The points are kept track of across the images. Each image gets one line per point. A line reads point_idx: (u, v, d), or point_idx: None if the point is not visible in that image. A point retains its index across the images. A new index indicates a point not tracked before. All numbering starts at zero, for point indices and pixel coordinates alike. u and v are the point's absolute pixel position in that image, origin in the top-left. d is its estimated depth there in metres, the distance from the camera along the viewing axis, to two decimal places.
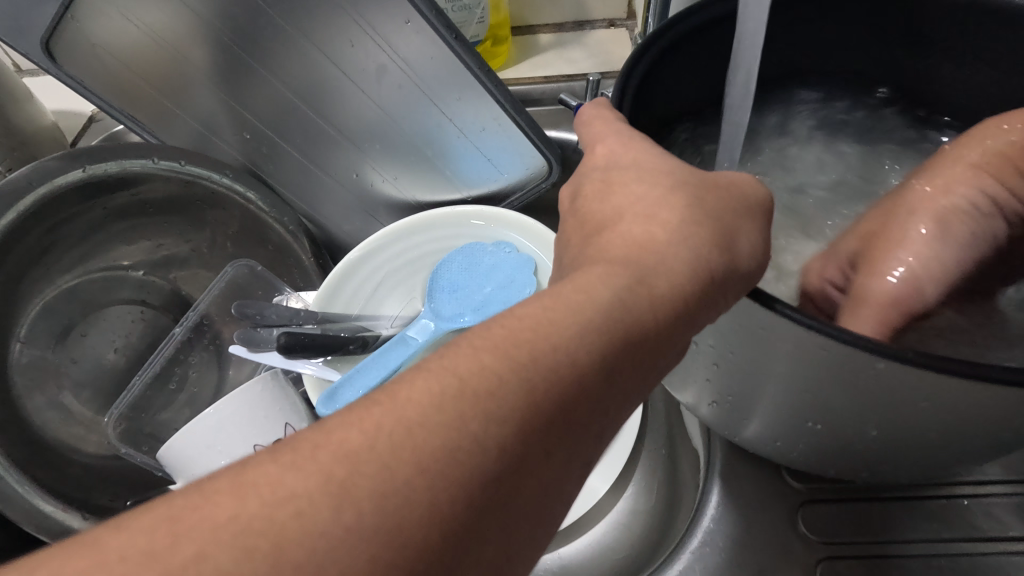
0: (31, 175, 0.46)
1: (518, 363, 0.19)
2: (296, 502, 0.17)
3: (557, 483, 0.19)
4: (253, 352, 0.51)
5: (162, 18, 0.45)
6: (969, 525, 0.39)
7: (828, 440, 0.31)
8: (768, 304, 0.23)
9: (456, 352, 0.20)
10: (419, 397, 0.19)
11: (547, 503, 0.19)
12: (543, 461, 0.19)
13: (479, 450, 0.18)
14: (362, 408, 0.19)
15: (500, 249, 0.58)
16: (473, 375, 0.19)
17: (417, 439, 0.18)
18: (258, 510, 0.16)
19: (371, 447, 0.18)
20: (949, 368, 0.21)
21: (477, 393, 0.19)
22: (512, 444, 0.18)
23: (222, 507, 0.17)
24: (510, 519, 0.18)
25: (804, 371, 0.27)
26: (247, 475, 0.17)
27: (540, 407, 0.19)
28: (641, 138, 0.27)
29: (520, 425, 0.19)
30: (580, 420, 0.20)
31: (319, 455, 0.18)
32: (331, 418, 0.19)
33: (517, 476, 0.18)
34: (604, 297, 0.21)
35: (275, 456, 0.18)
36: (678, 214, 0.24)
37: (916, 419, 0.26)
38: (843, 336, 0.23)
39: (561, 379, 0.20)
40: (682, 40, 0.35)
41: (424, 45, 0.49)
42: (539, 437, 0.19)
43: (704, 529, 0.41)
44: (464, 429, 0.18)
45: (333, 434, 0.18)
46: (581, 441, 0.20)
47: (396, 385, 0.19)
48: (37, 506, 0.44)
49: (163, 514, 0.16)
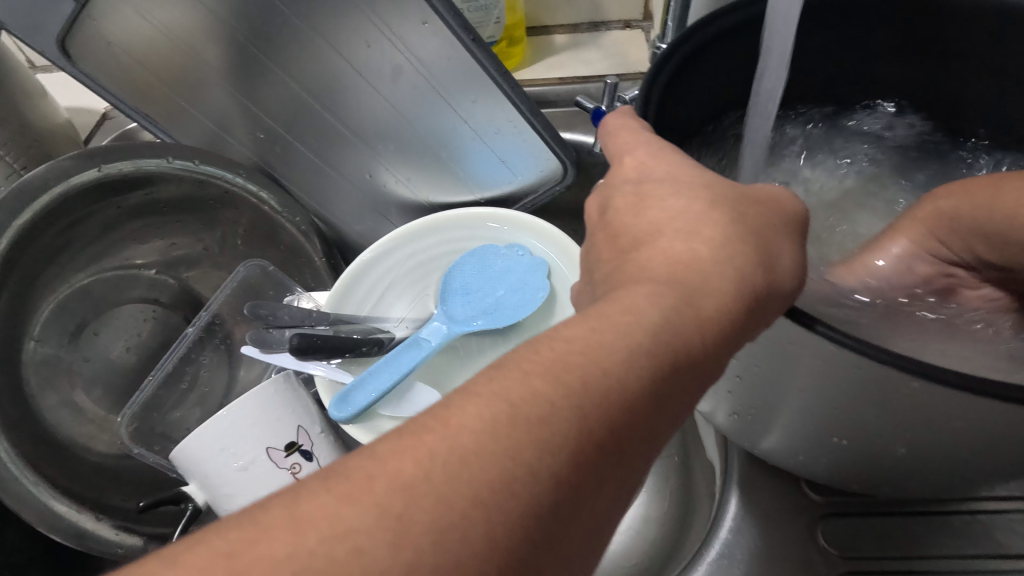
0: (47, 174, 0.46)
1: (570, 389, 0.19)
2: (354, 538, 0.16)
3: (606, 511, 0.19)
4: (265, 353, 0.50)
5: (178, 15, 0.44)
6: (990, 541, 0.39)
7: (855, 456, 0.31)
8: (808, 326, 0.23)
9: (505, 375, 0.20)
10: (471, 423, 0.18)
11: (597, 531, 0.19)
12: (592, 488, 0.19)
13: (534, 479, 0.18)
14: (412, 433, 0.19)
15: (514, 251, 0.57)
16: (524, 400, 0.19)
17: (472, 470, 0.18)
18: (316, 546, 0.16)
19: (427, 477, 0.17)
20: (993, 391, 0.21)
21: (529, 421, 0.18)
22: (566, 473, 0.18)
23: (279, 542, 0.16)
24: (564, 549, 0.18)
25: (837, 390, 0.26)
26: (301, 506, 0.17)
27: (590, 433, 0.19)
28: (671, 149, 0.27)
29: (574, 453, 0.18)
30: (630, 447, 0.19)
31: (376, 486, 0.17)
32: (379, 444, 0.19)
33: (569, 506, 0.18)
34: (652, 318, 0.21)
35: (327, 485, 0.18)
36: (722, 231, 0.23)
37: (951, 440, 0.26)
38: (884, 357, 0.22)
39: (612, 405, 0.19)
40: (708, 46, 0.34)
41: (441, 46, 0.49)
42: (591, 465, 0.19)
43: (722, 540, 0.40)
44: (517, 459, 0.18)
45: (386, 463, 0.18)
46: (630, 468, 0.20)
47: (445, 409, 0.19)
48: (50, 506, 0.44)
49: (215, 548, 0.16)
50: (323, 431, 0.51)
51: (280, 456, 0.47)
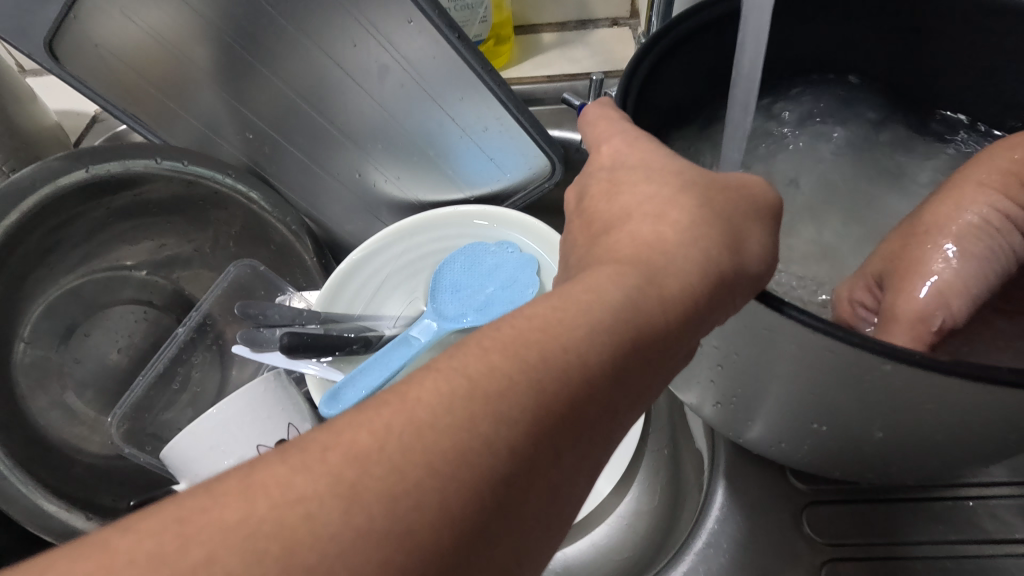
0: (34, 175, 0.46)
1: (528, 364, 0.19)
2: (305, 504, 0.17)
3: (565, 483, 0.19)
4: (256, 352, 0.51)
5: (164, 17, 0.45)
6: (974, 527, 0.39)
7: (834, 442, 0.31)
8: (778, 309, 0.23)
9: (465, 352, 0.20)
10: (428, 397, 0.19)
11: (556, 503, 0.19)
12: (551, 463, 0.19)
13: (489, 449, 0.18)
14: (370, 408, 0.19)
15: (503, 249, 0.57)
16: (482, 375, 0.19)
17: (426, 441, 0.18)
18: (267, 512, 0.16)
19: (381, 448, 0.18)
20: (957, 369, 0.21)
21: (487, 394, 0.19)
22: (522, 446, 0.18)
23: (229, 509, 0.16)
24: (519, 519, 0.18)
25: (811, 374, 0.26)
26: (256, 475, 0.17)
27: (549, 407, 0.19)
28: (646, 137, 0.27)
29: (531, 425, 0.19)
30: (589, 422, 0.20)
31: (330, 457, 0.18)
32: (338, 419, 0.19)
33: (526, 477, 0.18)
34: (613, 295, 0.21)
35: (283, 456, 0.18)
36: (689, 213, 0.23)
37: (922, 422, 0.26)
38: (851, 337, 0.22)
39: (570, 379, 0.19)
40: (686, 39, 0.34)
41: (426, 44, 0.49)
42: (547, 438, 0.19)
43: (708, 530, 0.41)
44: (473, 431, 0.18)
45: (341, 435, 0.18)
46: (591, 441, 0.20)
47: (405, 385, 0.19)
48: (39, 505, 0.44)
49: (170, 518, 0.16)
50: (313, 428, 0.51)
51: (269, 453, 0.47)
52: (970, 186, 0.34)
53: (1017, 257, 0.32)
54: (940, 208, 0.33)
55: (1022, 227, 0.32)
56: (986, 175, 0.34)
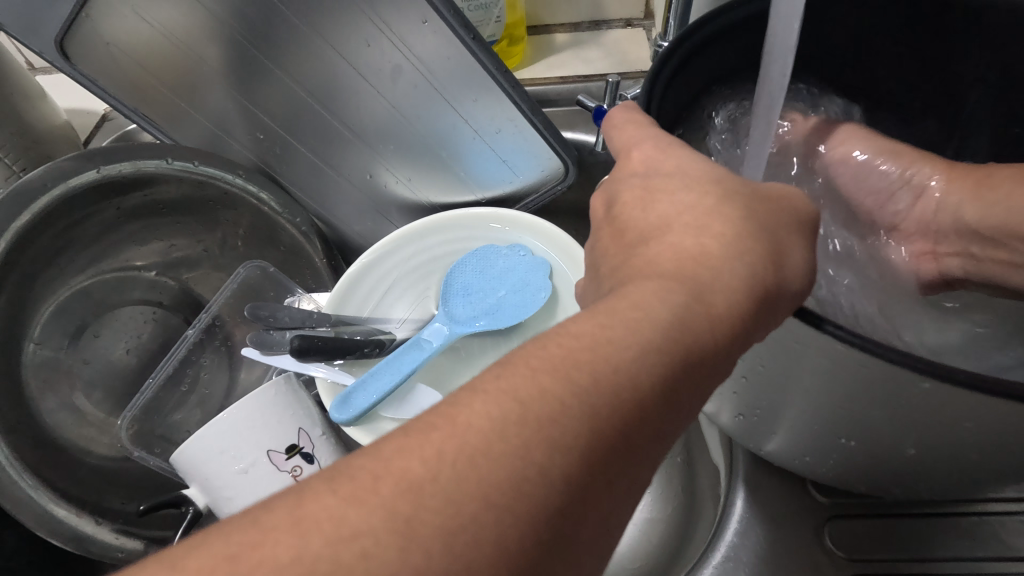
0: (45, 176, 0.46)
1: (579, 387, 0.19)
2: (360, 541, 0.16)
3: (618, 509, 0.19)
4: (266, 354, 0.50)
5: (176, 16, 0.44)
6: (998, 543, 0.38)
7: (864, 457, 0.30)
8: (817, 325, 0.22)
9: (512, 372, 0.19)
10: (479, 423, 0.18)
11: (608, 530, 0.19)
12: (605, 489, 0.18)
13: (544, 479, 0.17)
14: (419, 433, 0.18)
15: (515, 251, 0.57)
16: (534, 399, 0.18)
17: (480, 470, 0.17)
18: (321, 548, 0.16)
19: (435, 478, 0.17)
20: (1015, 391, 0.21)
21: (539, 420, 0.18)
22: (577, 474, 0.18)
23: (283, 546, 0.16)
24: (575, 549, 0.18)
25: (847, 390, 0.26)
26: (305, 507, 0.17)
27: (602, 433, 0.18)
28: (678, 144, 0.26)
29: (585, 452, 0.18)
30: (642, 445, 0.19)
31: (381, 488, 0.17)
32: (386, 443, 0.18)
33: (582, 505, 0.18)
34: (663, 314, 0.20)
35: (332, 486, 0.17)
36: (733, 226, 0.23)
37: (960, 442, 0.25)
38: (898, 356, 0.22)
39: (622, 402, 0.19)
40: (710, 40, 0.33)
41: (440, 45, 0.48)
42: (602, 464, 0.18)
43: (726, 542, 0.40)
44: (528, 459, 0.18)
45: (391, 463, 0.18)
46: (643, 465, 0.19)
47: (452, 408, 0.19)
48: (50, 510, 0.43)
49: (188, 552, 0.16)
50: (325, 433, 0.50)
51: (280, 458, 0.46)
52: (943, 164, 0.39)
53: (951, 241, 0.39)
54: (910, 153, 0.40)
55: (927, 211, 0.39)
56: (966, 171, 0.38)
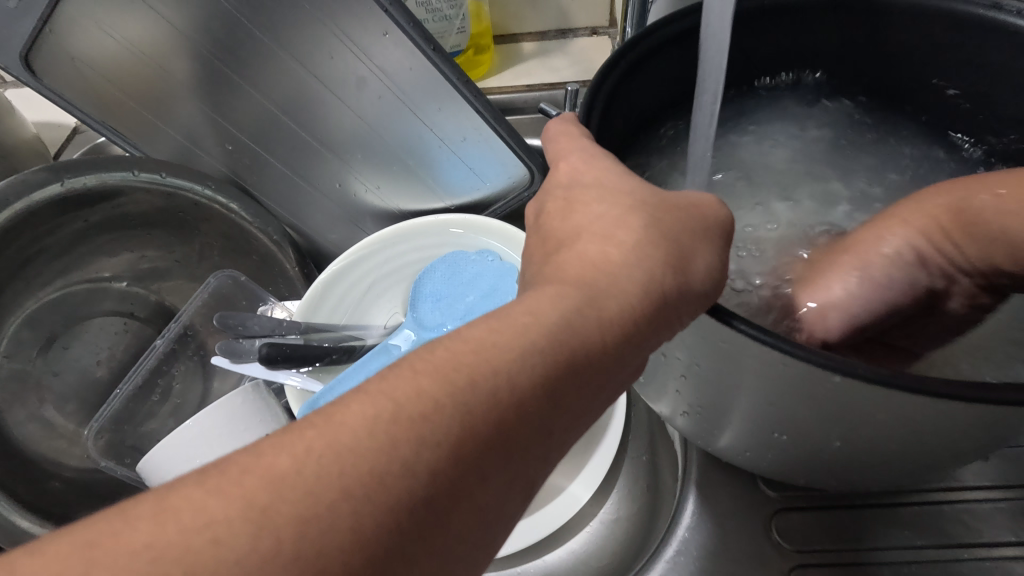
0: (8, 189, 0.46)
1: (456, 387, 0.20)
2: (214, 529, 0.17)
3: (491, 504, 0.20)
4: (235, 363, 0.51)
5: (141, 30, 0.45)
6: (941, 532, 0.39)
7: (795, 451, 0.32)
8: (727, 322, 0.23)
9: (397, 374, 0.21)
10: (352, 420, 0.19)
11: (480, 525, 0.20)
12: (476, 483, 0.19)
13: (409, 473, 0.18)
14: (296, 431, 0.19)
15: (483, 257, 0.57)
16: (411, 399, 0.20)
17: (347, 464, 0.18)
18: (175, 536, 0.17)
19: (300, 471, 0.18)
20: (897, 381, 0.22)
21: (411, 418, 0.19)
22: (444, 468, 0.19)
23: (140, 532, 0.17)
24: (438, 542, 0.19)
25: (769, 385, 0.27)
26: (172, 497, 0.18)
27: (475, 430, 0.19)
28: (605, 154, 0.27)
29: (454, 448, 0.19)
30: (519, 442, 0.20)
31: (246, 481, 0.18)
32: (263, 440, 0.19)
33: (448, 499, 0.19)
34: (550, 318, 0.22)
35: (201, 479, 0.18)
36: (633, 234, 0.24)
37: (874, 432, 0.26)
38: (802, 353, 0.23)
39: (498, 401, 0.20)
40: (651, 53, 0.35)
41: (402, 56, 0.49)
42: (470, 460, 0.19)
43: (679, 537, 0.41)
44: (394, 454, 0.19)
45: (263, 458, 0.19)
46: (519, 463, 0.20)
47: (333, 408, 0.20)
48: (14, 521, 0.44)
49: (91, 540, 0.17)
50: None
51: None
52: (894, 223, 0.35)
53: (961, 288, 0.34)
54: (863, 237, 0.36)
55: (931, 265, 0.34)
56: (913, 213, 0.35)
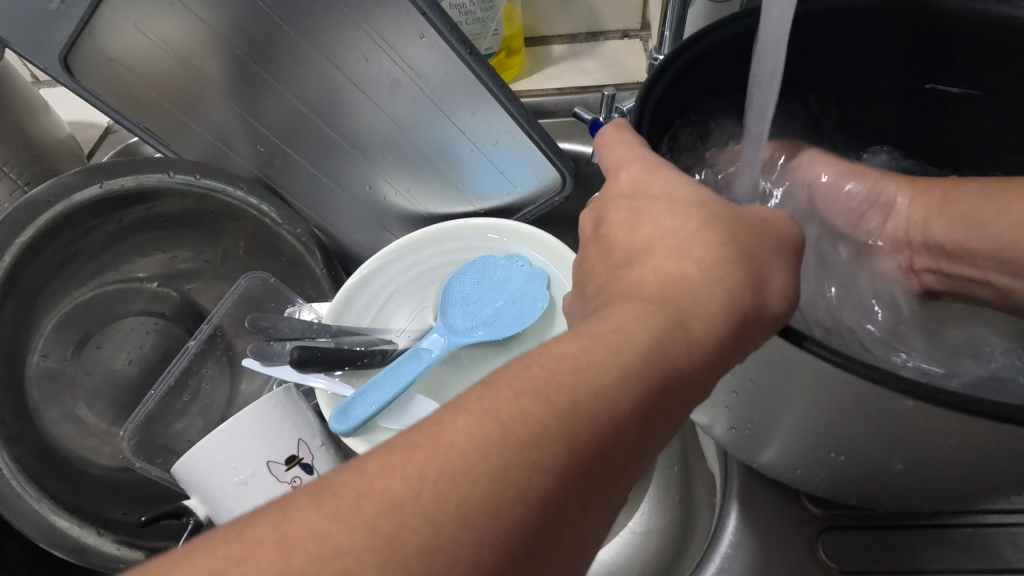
0: (50, 191, 0.47)
1: (560, 410, 0.19)
2: (343, 558, 0.17)
3: (593, 532, 0.20)
4: (266, 366, 0.51)
5: (178, 31, 0.45)
6: (993, 555, 0.38)
7: (852, 470, 0.31)
8: (798, 343, 0.23)
9: (496, 393, 0.20)
10: (462, 442, 0.19)
11: (583, 553, 0.19)
12: (580, 510, 0.19)
13: (522, 500, 0.18)
14: (402, 452, 0.19)
15: (513, 261, 0.57)
16: (516, 420, 0.19)
17: (461, 491, 0.18)
18: (304, 566, 0.17)
19: (416, 498, 0.18)
20: (980, 410, 0.21)
21: (520, 441, 0.19)
22: (553, 495, 0.19)
23: (247, 561, 0.17)
24: (548, 570, 0.18)
25: (833, 407, 0.26)
26: (273, 523, 0.18)
27: (579, 456, 0.19)
28: (665, 165, 0.27)
29: (562, 474, 0.19)
30: (618, 467, 0.20)
31: (364, 506, 0.18)
32: (369, 460, 0.19)
33: (557, 526, 0.19)
34: (643, 339, 0.21)
35: (316, 503, 0.18)
36: (714, 251, 0.23)
37: (946, 457, 0.26)
38: (872, 374, 0.22)
39: (599, 425, 0.20)
40: (702, 58, 0.34)
41: (438, 59, 0.49)
42: (576, 486, 0.19)
43: (721, 553, 0.40)
44: (506, 480, 0.18)
45: (374, 482, 0.18)
46: (617, 488, 0.20)
47: (435, 428, 0.20)
48: (54, 524, 0.44)
49: (189, 568, 0.17)
50: (324, 443, 0.51)
51: (280, 469, 0.47)
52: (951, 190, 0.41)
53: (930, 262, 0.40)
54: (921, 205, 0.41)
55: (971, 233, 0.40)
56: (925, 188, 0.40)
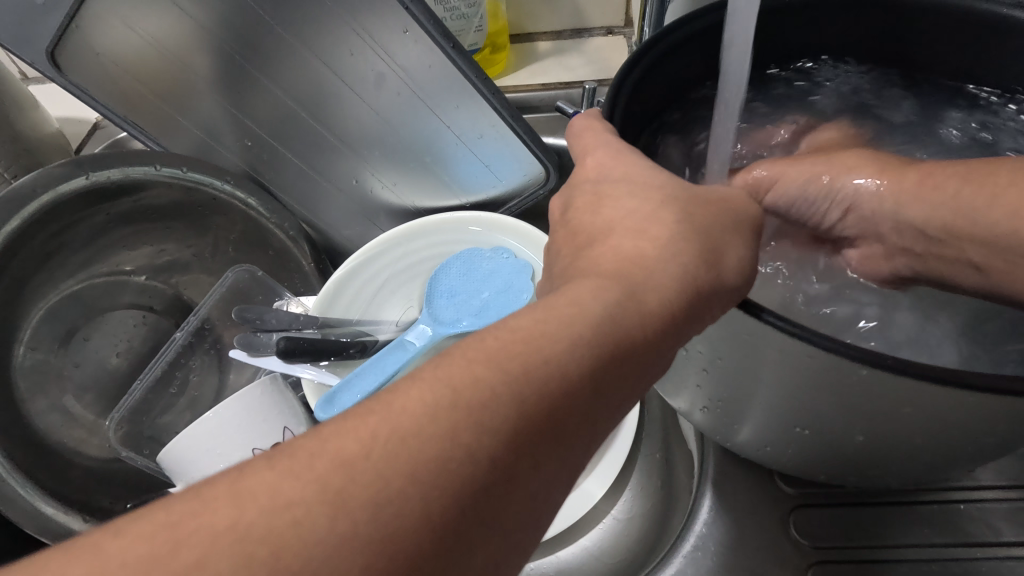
0: (36, 182, 0.47)
1: (510, 375, 0.20)
2: (292, 510, 0.18)
3: (541, 494, 0.20)
4: (253, 356, 0.51)
5: (163, 25, 0.45)
6: (962, 531, 0.39)
7: (816, 446, 0.31)
8: (756, 314, 0.24)
9: (450, 362, 0.21)
10: (413, 407, 0.20)
11: (536, 512, 0.20)
12: (530, 470, 0.20)
13: (470, 459, 0.19)
14: (357, 417, 0.20)
15: (498, 254, 0.58)
16: (466, 386, 0.20)
17: (410, 449, 0.19)
18: (256, 516, 0.17)
19: (367, 456, 0.19)
20: (934, 374, 0.22)
21: (470, 405, 0.20)
22: (501, 455, 0.19)
23: (219, 515, 0.17)
24: (501, 528, 0.19)
25: (793, 380, 0.27)
26: (242, 482, 0.18)
27: (527, 419, 0.20)
28: (630, 150, 0.28)
29: (510, 435, 0.20)
30: (569, 430, 0.21)
31: (317, 464, 0.19)
32: (325, 426, 0.20)
33: (505, 485, 0.19)
34: (593, 310, 0.22)
35: (270, 462, 0.19)
36: (668, 229, 0.24)
37: (901, 428, 0.27)
38: (830, 344, 0.23)
39: (550, 389, 0.20)
40: (672, 51, 0.35)
41: (422, 54, 0.50)
42: (526, 448, 0.20)
43: (696, 533, 0.41)
44: (455, 440, 0.19)
45: (329, 443, 0.19)
46: (568, 452, 0.21)
47: (389, 394, 0.20)
48: (38, 508, 0.44)
49: (162, 521, 0.17)
50: (309, 432, 0.51)
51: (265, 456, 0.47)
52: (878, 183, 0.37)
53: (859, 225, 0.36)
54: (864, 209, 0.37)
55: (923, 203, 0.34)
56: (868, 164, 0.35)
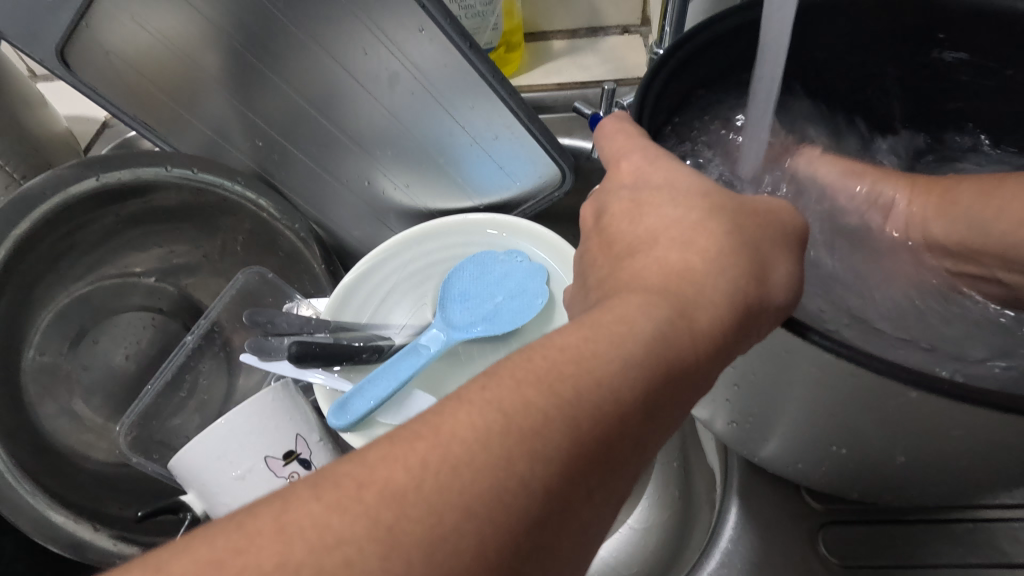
0: (45, 184, 0.46)
1: (563, 399, 0.19)
2: (342, 549, 0.17)
3: (592, 523, 0.19)
4: (264, 361, 0.50)
5: (175, 23, 0.44)
6: (996, 551, 0.38)
7: (854, 465, 0.30)
8: (802, 334, 0.23)
9: (498, 383, 0.20)
10: (463, 432, 0.19)
11: (586, 542, 0.19)
12: (584, 500, 0.19)
13: (524, 489, 0.18)
14: (404, 441, 0.19)
15: (512, 257, 0.57)
16: (518, 410, 0.19)
17: (463, 480, 0.18)
18: (305, 556, 0.16)
19: (418, 487, 0.18)
20: (1000, 403, 0.21)
21: (523, 431, 0.19)
22: (556, 486, 0.18)
23: (245, 548, 0.16)
24: (552, 562, 0.18)
25: (835, 399, 0.26)
26: (289, 514, 0.17)
27: (582, 446, 0.19)
28: (667, 156, 0.27)
29: (564, 464, 0.19)
30: (620, 457, 0.20)
31: (364, 496, 0.18)
32: (370, 450, 0.19)
33: (559, 516, 0.18)
34: (646, 329, 0.21)
35: (317, 492, 0.18)
36: (718, 242, 0.23)
37: (951, 451, 0.25)
38: (881, 366, 0.22)
39: (605, 414, 0.19)
40: (701, 51, 0.34)
41: (437, 53, 0.49)
42: (581, 477, 0.19)
43: (720, 548, 0.40)
44: (510, 470, 0.18)
45: (375, 471, 0.18)
46: (619, 479, 0.20)
47: (436, 417, 0.19)
48: (46, 516, 0.44)
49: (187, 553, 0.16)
50: (321, 438, 0.50)
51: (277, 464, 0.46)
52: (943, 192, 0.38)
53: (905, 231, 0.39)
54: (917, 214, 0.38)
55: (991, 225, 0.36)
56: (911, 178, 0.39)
